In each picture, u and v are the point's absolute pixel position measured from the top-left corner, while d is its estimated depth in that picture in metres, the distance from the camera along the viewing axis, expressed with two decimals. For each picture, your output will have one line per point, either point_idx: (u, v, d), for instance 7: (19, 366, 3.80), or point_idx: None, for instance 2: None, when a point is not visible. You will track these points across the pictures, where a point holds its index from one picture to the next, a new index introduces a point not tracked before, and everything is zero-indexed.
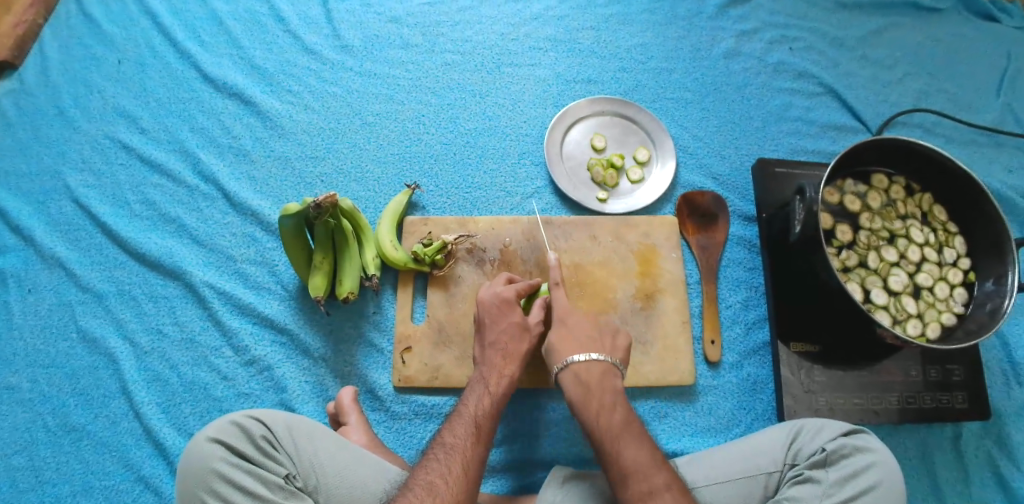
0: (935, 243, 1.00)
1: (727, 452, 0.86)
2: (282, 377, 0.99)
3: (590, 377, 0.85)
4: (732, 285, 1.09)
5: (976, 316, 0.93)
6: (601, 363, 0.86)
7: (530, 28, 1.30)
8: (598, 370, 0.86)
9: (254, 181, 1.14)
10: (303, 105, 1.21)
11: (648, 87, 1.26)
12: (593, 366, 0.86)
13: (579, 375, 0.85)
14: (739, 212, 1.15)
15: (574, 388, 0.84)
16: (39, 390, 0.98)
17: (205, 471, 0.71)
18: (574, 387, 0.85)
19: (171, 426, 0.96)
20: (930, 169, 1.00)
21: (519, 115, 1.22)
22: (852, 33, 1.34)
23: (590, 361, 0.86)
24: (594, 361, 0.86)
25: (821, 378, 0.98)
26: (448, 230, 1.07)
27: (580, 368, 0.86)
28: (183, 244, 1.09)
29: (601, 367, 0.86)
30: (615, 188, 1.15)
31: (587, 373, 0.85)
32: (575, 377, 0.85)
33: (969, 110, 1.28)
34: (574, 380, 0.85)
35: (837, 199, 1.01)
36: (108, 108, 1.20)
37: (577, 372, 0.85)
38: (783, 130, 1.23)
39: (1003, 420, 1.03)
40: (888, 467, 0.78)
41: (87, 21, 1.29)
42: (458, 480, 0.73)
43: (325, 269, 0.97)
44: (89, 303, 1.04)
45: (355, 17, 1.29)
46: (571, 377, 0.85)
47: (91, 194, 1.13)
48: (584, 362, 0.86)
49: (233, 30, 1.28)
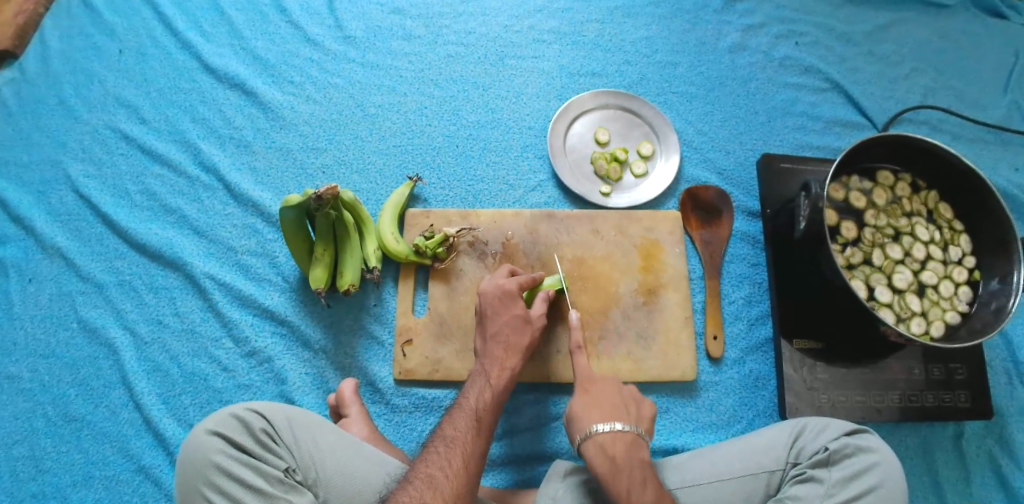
0: (941, 242, 0.99)
1: (729, 449, 0.85)
2: (283, 369, 0.98)
3: (617, 450, 0.77)
4: (736, 281, 1.08)
5: (980, 315, 0.93)
6: (628, 434, 0.79)
7: (534, 20, 1.29)
8: (625, 443, 0.78)
9: (255, 173, 1.14)
10: (304, 96, 1.20)
11: (653, 81, 1.25)
12: (619, 438, 0.78)
13: (606, 448, 0.77)
14: (742, 207, 1.14)
15: (600, 461, 0.77)
16: (39, 380, 0.98)
17: (204, 464, 0.71)
18: (601, 462, 0.77)
19: (171, 417, 0.95)
20: (936, 167, 0.99)
21: (522, 108, 1.21)
22: (859, 27, 1.32)
23: (615, 432, 0.79)
24: (620, 431, 0.79)
25: (823, 375, 0.98)
26: (450, 223, 1.07)
27: (605, 439, 0.78)
28: (184, 235, 1.08)
29: (628, 437, 0.79)
30: (618, 182, 1.14)
31: (613, 446, 0.78)
32: (601, 450, 0.78)
33: (976, 107, 1.26)
34: (599, 453, 0.78)
35: (842, 195, 1.00)
36: (109, 98, 1.20)
37: (603, 444, 0.78)
38: (788, 125, 1.22)
39: (1005, 419, 1.02)
40: (890, 468, 0.78)
41: (88, 10, 1.28)
42: (458, 473, 0.73)
43: (326, 261, 0.96)
44: (89, 293, 1.04)
45: (358, 8, 1.28)
46: (596, 448, 0.78)
47: (92, 184, 1.12)
48: (609, 433, 0.79)
49: (235, 20, 1.27)
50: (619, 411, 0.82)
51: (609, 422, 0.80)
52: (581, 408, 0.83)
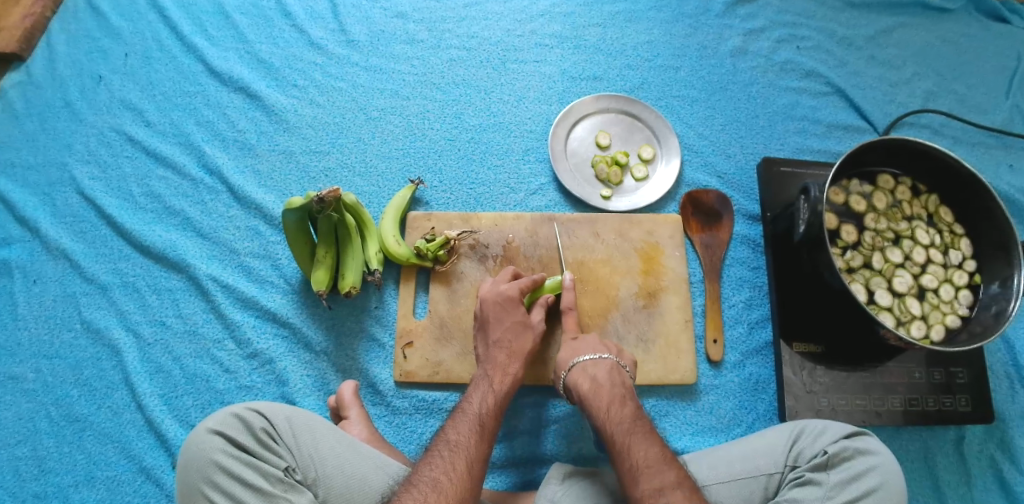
0: (941, 245, 0.99)
1: (729, 451, 0.86)
2: (284, 371, 0.99)
3: (597, 372, 0.87)
4: (736, 285, 1.08)
5: (980, 319, 0.93)
6: (608, 361, 0.89)
7: (537, 24, 1.29)
8: (605, 367, 0.88)
9: (258, 175, 1.14)
10: (307, 100, 1.21)
11: (654, 86, 1.25)
12: (600, 363, 0.88)
13: (587, 371, 0.88)
14: (743, 211, 1.14)
15: (584, 383, 0.86)
16: (42, 380, 0.99)
17: (204, 462, 0.72)
18: (585, 383, 0.86)
19: (172, 418, 0.96)
20: (937, 170, 0.99)
21: (523, 112, 1.21)
22: (861, 32, 1.33)
23: (597, 359, 0.89)
24: (601, 359, 0.89)
25: (823, 379, 0.98)
26: (451, 226, 1.07)
27: (588, 365, 0.88)
28: (187, 236, 1.09)
29: (609, 364, 0.88)
30: (619, 185, 1.15)
31: (594, 369, 0.88)
32: (584, 373, 0.88)
33: (978, 111, 1.27)
34: (583, 377, 0.87)
35: (842, 198, 1.00)
36: (114, 101, 1.21)
37: (585, 368, 0.88)
38: (789, 130, 1.22)
39: (1007, 423, 1.02)
40: (888, 471, 0.78)
41: (95, 13, 1.29)
42: (462, 477, 0.73)
43: (328, 264, 0.97)
44: (93, 294, 1.05)
45: (361, 12, 1.29)
46: (579, 373, 0.88)
47: (96, 186, 1.13)
48: (592, 361, 0.89)
49: (240, 24, 1.28)
50: (603, 346, 0.92)
51: (593, 352, 0.90)
52: (569, 347, 0.92)
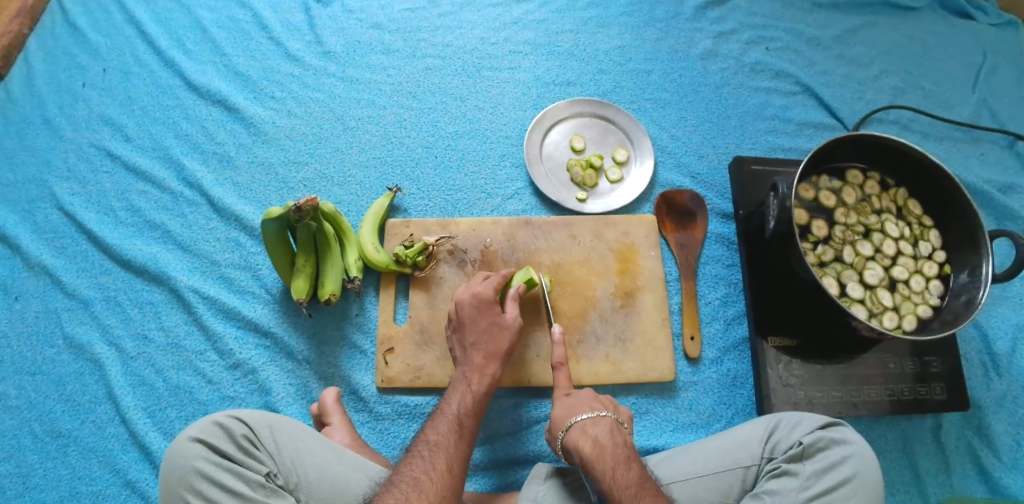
0: (911, 237, 1.02)
1: (706, 446, 0.87)
2: (267, 380, 1.00)
3: (598, 431, 0.82)
4: (711, 282, 1.10)
5: (951, 307, 0.95)
6: (607, 419, 0.85)
7: (511, 32, 1.32)
8: (606, 426, 0.84)
9: (238, 187, 1.15)
10: (285, 111, 1.22)
11: (628, 89, 1.27)
12: (600, 421, 0.84)
13: (586, 430, 0.83)
14: (716, 209, 1.16)
15: (585, 443, 0.81)
16: (25, 397, 0.99)
17: (186, 470, 0.73)
18: (586, 444, 0.81)
19: (157, 431, 0.97)
20: (903, 165, 1.02)
21: (499, 118, 1.23)
22: (828, 32, 1.36)
23: (596, 417, 0.85)
24: (600, 417, 0.85)
25: (800, 371, 0.99)
26: (429, 232, 1.08)
27: (587, 423, 0.84)
28: (167, 249, 1.10)
29: (608, 422, 0.84)
30: (594, 188, 1.17)
31: (594, 427, 0.83)
32: (583, 432, 0.83)
33: (945, 106, 1.30)
34: (582, 436, 0.82)
35: (812, 194, 1.02)
36: (94, 117, 1.22)
37: (584, 427, 0.83)
38: (761, 129, 1.25)
39: (983, 411, 1.04)
40: (863, 460, 0.79)
41: (72, 30, 1.30)
42: (442, 477, 0.74)
43: (308, 272, 0.98)
44: (75, 309, 1.05)
45: (337, 24, 1.31)
46: (578, 432, 0.83)
47: (77, 202, 1.14)
48: (591, 419, 0.84)
49: (217, 38, 1.29)
50: (598, 402, 0.89)
51: (590, 409, 0.86)
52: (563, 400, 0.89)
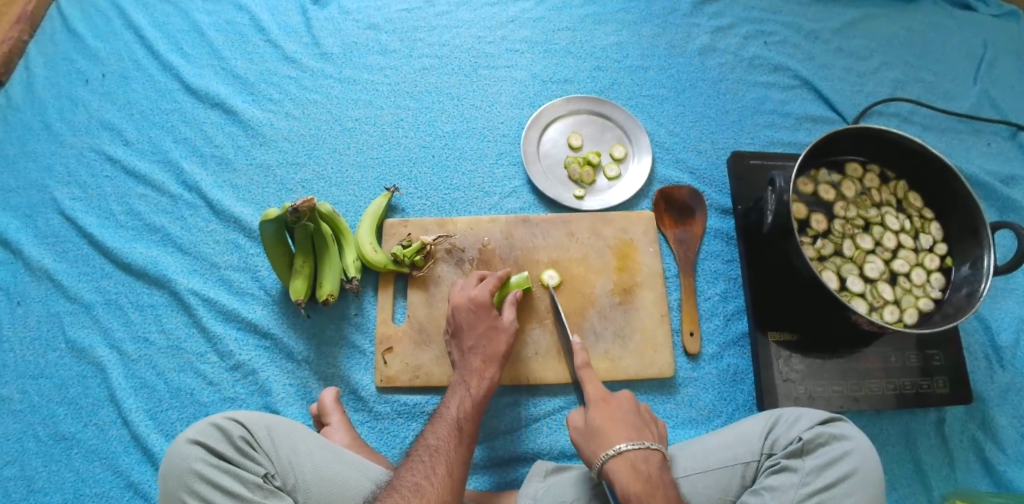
0: (911, 230, 1.01)
1: (707, 443, 0.87)
2: (267, 381, 1.00)
3: (650, 470, 0.75)
4: (711, 278, 1.10)
5: (953, 300, 0.94)
6: (658, 454, 0.78)
7: (507, 30, 1.31)
8: (656, 463, 0.77)
9: (237, 190, 1.16)
10: (283, 113, 1.23)
11: (625, 86, 1.27)
12: (651, 457, 0.77)
13: (637, 465, 0.75)
14: (715, 204, 1.16)
15: (633, 480, 0.74)
16: (28, 400, 1.00)
17: (185, 472, 0.73)
18: (635, 481, 0.74)
19: (159, 432, 0.97)
20: (903, 157, 1.01)
21: (496, 117, 1.23)
22: (826, 25, 1.35)
23: (648, 452, 0.77)
24: (652, 451, 0.77)
25: (800, 366, 0.99)
26: (427, 232, 1.09)
27: (638, 457, 0.76)
28: (167, 252, 1.11)
29: (658, 458, 0.77)
30: (592, 185, 1.16)
31: (646, 465, 0.76)
32: (632, 467, 0.75)
33: (946, 98, 1.29)
34: (630, 471, 0.75)
35: (811, 189, 1.02)
36: (93, 122, 1.22)
37: (635, 462, 0.76)
38: (759, 123, 1.24)
39: (987, 404, 1.03)
40: (864, 455, 0.79)
41: (71, 36, 1.31)
42: (443, 481, 0.74)
43: (306, 273, 0.98)
44: (77, 312, 1.06)
45: (334, 25, 1.31)
46: (627, 465, 0.75)
47: (78, 206, 1.15)
48: (643, 454, 0.77)
49: (214, 41, 1.30)
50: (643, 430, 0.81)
51: (637, 439, 0.79)
52: (608, 424, 0.81)
